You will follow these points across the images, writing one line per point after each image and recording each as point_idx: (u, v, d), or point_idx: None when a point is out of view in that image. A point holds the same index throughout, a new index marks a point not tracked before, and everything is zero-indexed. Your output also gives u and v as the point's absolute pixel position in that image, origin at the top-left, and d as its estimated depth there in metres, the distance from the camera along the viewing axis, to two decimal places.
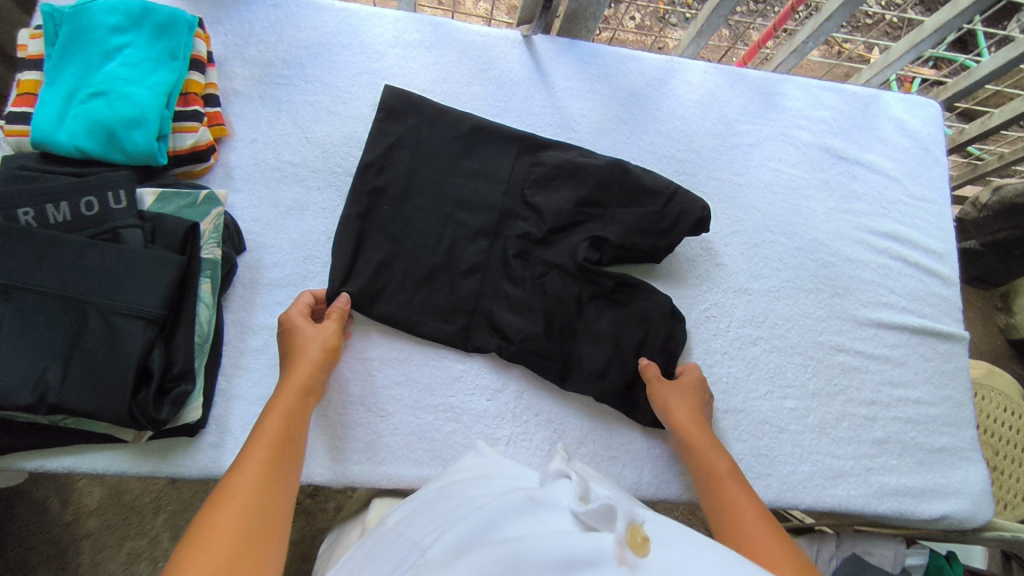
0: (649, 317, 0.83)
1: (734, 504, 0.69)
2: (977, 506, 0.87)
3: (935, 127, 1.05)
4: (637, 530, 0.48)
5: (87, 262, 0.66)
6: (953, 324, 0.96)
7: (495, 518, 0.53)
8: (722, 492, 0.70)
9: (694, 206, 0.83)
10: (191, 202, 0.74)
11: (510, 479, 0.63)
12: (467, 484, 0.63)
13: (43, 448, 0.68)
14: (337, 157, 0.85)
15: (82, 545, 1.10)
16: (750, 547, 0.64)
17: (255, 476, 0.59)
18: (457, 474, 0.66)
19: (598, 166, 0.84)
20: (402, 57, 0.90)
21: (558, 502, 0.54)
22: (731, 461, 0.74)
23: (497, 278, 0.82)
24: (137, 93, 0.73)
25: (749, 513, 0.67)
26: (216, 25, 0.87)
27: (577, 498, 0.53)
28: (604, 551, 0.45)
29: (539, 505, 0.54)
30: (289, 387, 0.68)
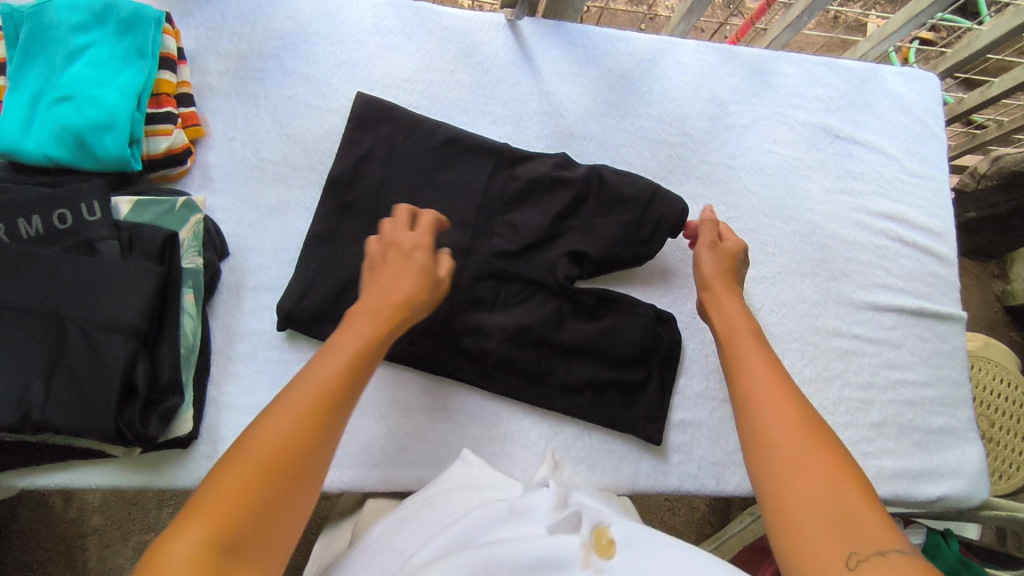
0: (632, 327, 0.83)
1: (749, 353, 0.69)
2: (973, 486, 0.88)
3: (934, 100, 1.02)
4: (603, 533, 0.48)
5: (63, 277, 0.64)
6: (951, 303, 0.95)
7: (478, 526, 0.54)
8: (738, 342, 0.71)
9: (674, 209, 0.83)
10: (168, 209, 0.71)
11: (496, 491, 0.63)
12: (456, 494, 0.63)
13: (33, 466, 0.68)
14: (319, 154, 0.82)
15: (88, 540, 1.10)
16: (753, 389, 0.64)
17: (298, 406, 0.53)
18: (442, 487, 0.65)
19: (575, 177, 0.83)
20: (383, 46, 0.87)
21: (532, 511, 0.54)
22: (753, 317, 0.75)
23: (477, 293, 0.81)
24: (104, 96, 0.70)
25: (764, 363, 0.67)
26: (186, 17, 0.83)
27: (552, 506, 0.53)
28: (570, 556, 0.46)
29: (516, 513, 0.54)
30: (360, 312, 0.65)
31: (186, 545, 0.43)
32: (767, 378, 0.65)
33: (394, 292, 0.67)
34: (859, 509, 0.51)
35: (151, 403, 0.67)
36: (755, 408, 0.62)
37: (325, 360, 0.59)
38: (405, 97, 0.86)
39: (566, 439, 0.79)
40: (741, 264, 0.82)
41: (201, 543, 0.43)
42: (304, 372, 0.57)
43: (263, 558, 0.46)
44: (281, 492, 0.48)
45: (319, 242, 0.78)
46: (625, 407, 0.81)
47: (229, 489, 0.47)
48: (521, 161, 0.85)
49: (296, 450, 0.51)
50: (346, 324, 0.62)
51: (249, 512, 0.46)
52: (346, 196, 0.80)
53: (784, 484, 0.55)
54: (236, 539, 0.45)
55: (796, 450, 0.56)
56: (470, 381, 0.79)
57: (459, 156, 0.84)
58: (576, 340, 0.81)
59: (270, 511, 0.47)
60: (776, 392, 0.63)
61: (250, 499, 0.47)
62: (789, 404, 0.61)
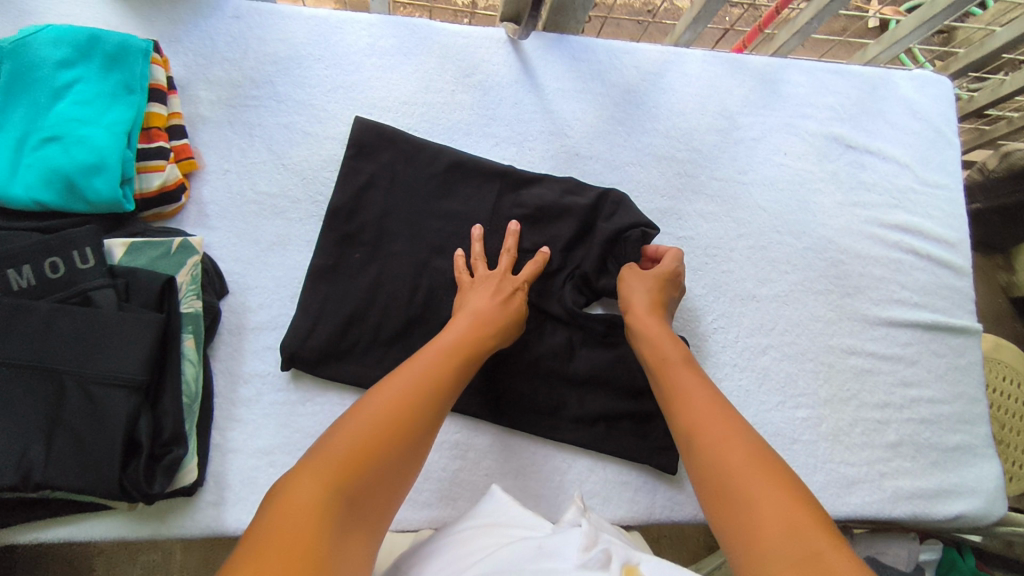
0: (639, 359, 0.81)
1: (687, 392, 0.67)
2: (991, 504, 0.86)
3: (947, 106, 1.00)
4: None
5: (59, 328, 0.62)
6: (966, 316, 0.94)
7: (502, 567, 0.51)
8: (674, 381, 0.69)
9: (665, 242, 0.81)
10: (164, 251, 0.69)
11: (520, 528, 0.61)
12: (480, 534, 0.61)
13: (35, 521, 0.66)
14: (318, 184, 0.79)
15: (95, 562, 1.08)
16: (696, 430, 0.62)
17: (401, 389, 0.58)
18: (467, 523, 0.64)
19: (580, 205, 0.81)
20: (379, 67, 0.84)
21: (560, 550, 0.51)
22: (687, 352, 0.72)
23: None
24: (93, 136, 0.67)
25: (703, 400, 0.65)
26: (175, 44, 0.79)
27: (579, 545, 0.51)
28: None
29: (544, 553, 0.51)
30: (461, 316, 0.70)
31: (312, 487, 0.46)
32: (708, 416, 0.62)
33: (493, 307, 0.71)
34: (820, 538, 0.47)
35: (155, 456, 0.65)
36: (702, 448, 0.60)
37: (429, 355, 0.64)
38: (404, 120, 0.83)
39: (579, 473, 0.78)
40: (672, 292, 0.78)
41: (324, 486, 0.47)
42: (409, 364, 0.63)
43: (372, 517, 0.49)
44: (391, 464, 0.52)
45: (320, 278, 0.75)
46: (639, 438, 0.79)
47: (344, 446, 0.51)
48: (526, 184, 0.82)
49: (404, 429, 0.55)
50: (444, 326, 0.67)
51: (364, 470, 0.50)
52: (346, 227, 0.78)
53: (748, 525, 0.51)
54: (353, 493, 0.48)
55: (749, 487, 0.53)
56: (479, 417, 0.77)
57: (463, 182, 0.81)
58: (584, 373, 0.80)
59: (381, 477, 0.51)
60: (717, 416, 0.62)
61: (365, 462, 0.51)
62: (735, 439, 0.58)
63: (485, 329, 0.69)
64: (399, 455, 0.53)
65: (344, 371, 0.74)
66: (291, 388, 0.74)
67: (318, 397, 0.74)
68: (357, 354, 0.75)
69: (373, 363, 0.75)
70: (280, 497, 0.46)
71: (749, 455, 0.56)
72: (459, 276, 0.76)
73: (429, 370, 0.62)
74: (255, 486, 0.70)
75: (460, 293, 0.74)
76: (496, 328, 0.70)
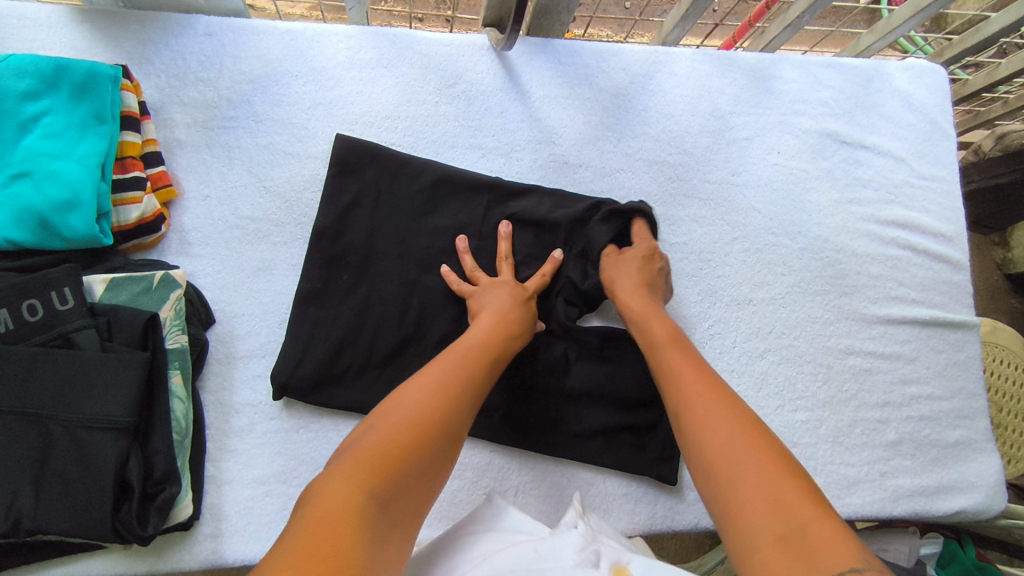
0: (637, 370, 0.80)
1: (676, 368, 0.65)
2: (991, 498, 0.86)
3: (942, 96, 0.98)
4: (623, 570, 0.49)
5: (41, 373, 0.60)
6: (965, 310, 0.93)
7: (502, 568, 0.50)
8: (663, 358, 0.67)
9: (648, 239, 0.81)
10: (145, 286, 0.67)
11: (523, 534, 0.59)
12: (480, 539, 0.58)
13: (29, 564, 0.65)
14: (302, 206, 0.77)
15: None
16: (686, 409, 0.60)
17: (429, 382, 0.57)
18: (468, 528, 0.61)
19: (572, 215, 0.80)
20: (359, 81, 0.81)
21: (557, 552, 0.51)
22: (676, 327, 0.70)
23: None
24: (65, 170, 0.65)
25: (692, 377, 0.63)
26: (146, 66, 0.77)
27: (576, 547, 0.51)
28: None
29: (542, 555, 0.51)
30: (484, 313, 0.68)
31: (346, 490, 0.45)
32: (698, 393, 0.60)
33: (509, 307, 0.69)
34: (814, 522, 0.46)
35: (148, 495, 0.64)
36: (694, 426, 0.58)
37: (458, 353, 0.62)
38: (387, 135, 0.81)
39: (580, 487, 0.77)
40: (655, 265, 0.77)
41: (355, 485, 0.46)
42: (440, 358, 0.61)
43: (406, 521, 0.48)
44: (424, 465, 0.51)
45: (305, 303, 0.74)
46: (638, 451, 0.79)
47: (375, 443, 0.50)
48: (515, 197, 0.80)
49: (436, 428, 0.53)
50: (475, 320, 0.66)
51: (396, 467, 0.49)
52: (333, 249, 0.76)
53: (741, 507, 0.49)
54: (386, 494, 0.47)
55: (740, 466, 0.52)
56: (476, 436, 0.76)
57: (450, 196, 0.79)
58: (582, 387, 0.79)
59: (413, 479, 0.50)
60: (709, 393, 0.60)
61: (399, 464, 0.49)
62: (726, 417, 0.57)
63: (506, 328, 0.67)
64: (432, 458, 0.52)
65: (335, 397, 0.72)
66: (283, 416, 0.72)
67: (313, 424, 0.72)
68: (347, 379, 0.73)
69: (366, 387, 0.73)
70: (313, 501, 0.45)
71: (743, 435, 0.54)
72: (461, 292, 0.74)
73: (461, 367, 0.60)
74: (253, 517, 0.69)
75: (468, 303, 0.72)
76: (515, 328, 0.68)
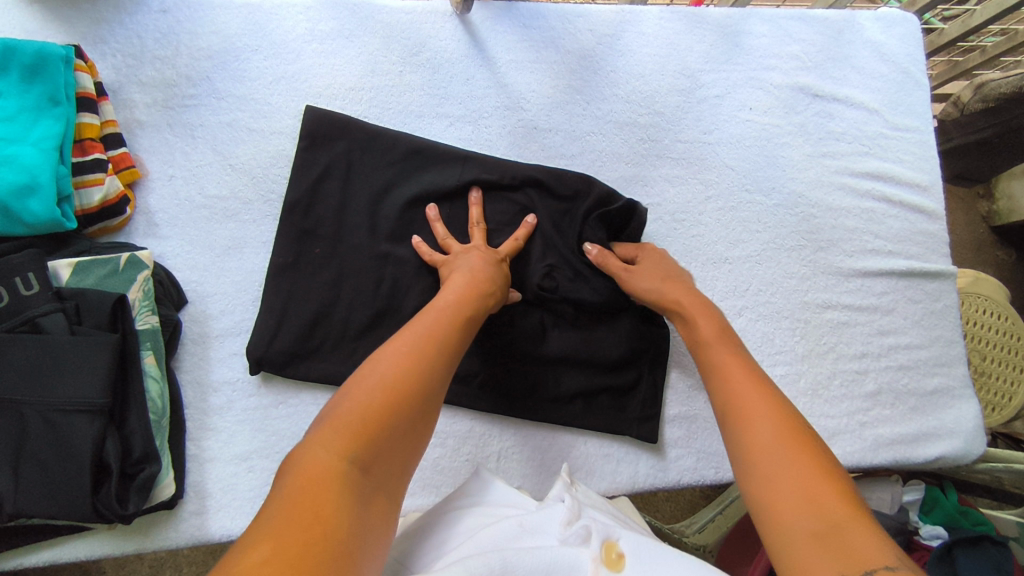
0: (614, 332, 0.80)
1: (719, 365, 0.64)
2: (970, 443, 0.87)
3: (914, 45, 0.97)
4: (612, 547, 0.46)
5: (11, 359, 0.60)
6: (941, 260, 0.93)
7: (487, 545, 0.48)
8: (712, 353, 0.65)
9: (638, 219, 0.78)
10: (112, 269, 0.67)
11: (510, 506, 0.58)
12: (467, 515, 0.56)
13: (15, 549, 0.65)
14: (268, 182, 0.77)
15: (102, 563, 0.99)
16: (730, 403, 0.58)
17: (409, 346, 0.57)
18: (456, 501, 0.60)
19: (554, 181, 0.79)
20: (321, 53, 0.80)
21: (544, 525, 0.49)
22: (723, 324, 0.69)
23: None
24: (21, 153, 0.64)
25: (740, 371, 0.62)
26: (101, 46, 0.76)
27: (563, 519, 0.49)
28: (579, 567, 0.44)
29: (527, 530, 0.49)
30: (456, 277, 0.68)
31: (329, 459, 0.45)
32: (748, 392, 0.58)
33: (481, 274, 0.69)
34: (847, 519, 0.44)
35: (128, 475, 0.64)
36: (737, 418, 0.56)
37: (431, 315, 0.62)
38: (352, 107, 0.80)
39: (562, 450, 0.78)
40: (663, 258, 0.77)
41: (338, 454, 0.46)
42: (416, 321, 0.61)
43: (391, 481, 0.48)
44: (403, 429, 0.51)
45: (277, 280, 0.73)
46: (617, 412, 0.79)
47: (357, 409, 0.50)
48: (489, 165, 0.79)
49: (415, 392, 0.53)
50: (444, 282, 0.66)
51: (379, 433, 0.49)
52: (304, 222, 0.75)
53: (774, 498, 0.48)
54: (366, 460, 0.47)
55: (781, 461, 0.50)
56: (457, 404, 0.76)
57: (424, 167, 0.78)
58: (560, 352, 0.78)
59: (394, 445, 0.50)
60: (750, 386, 0.59)
61: (382, 433, 0.49)
62: (770, 417, 0.54)
63: (477, 292, 0.66)
64: (410, 421, 0.51)
65: (308, 373, 0.72)
66: (260, 394, 0.72)
67: (291, 399, 0.73)
68: (322, 353, 0.73)
69: (341, 362, 0.73)
70: (294, 467, 0.45)
71: (785, 427, 0.53)
72: (431, 260, 0.73)
73: (434, 329, 0.60)
74: (237, 493, 0.69)
75: (441, 272, 0.72)
76: (485, 293, 0.67)
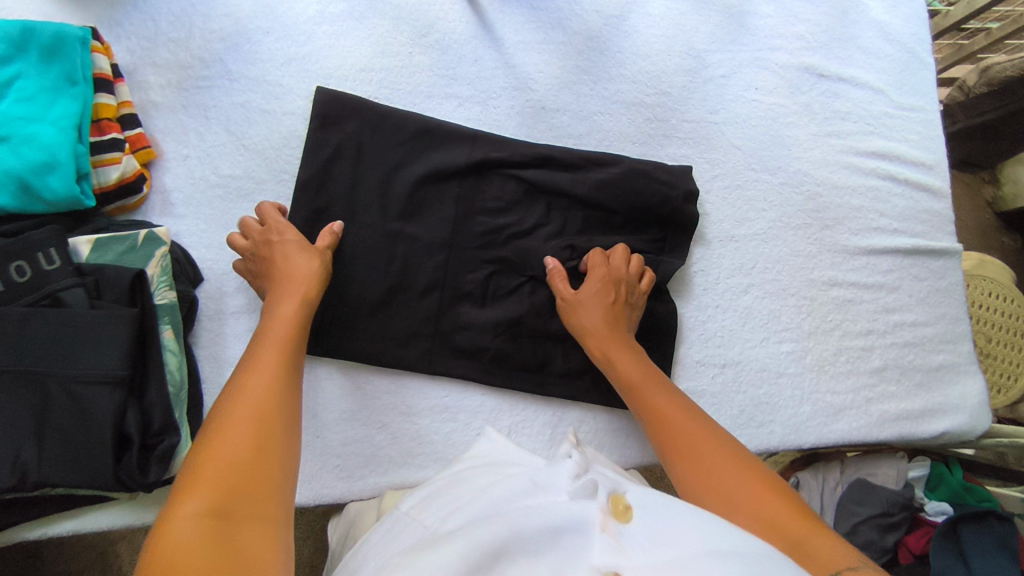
0: None
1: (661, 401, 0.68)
2: (976, 419, 0.88)
3: (919, 25, 0.97)
4: (619, 499, 0.47)
5: (33, 331, 0.61)
6: (947, 238, 0.93)
7: (500, 502, 0.49)
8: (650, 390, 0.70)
9: (652, 193, 0.81)
10: (130, 245, 0.68)
11: (518, 463, 0.59)
12: (479, 475, 0.58)
13: (39, 519, 0.66)
14: (281, 162, 0.78)
15: (120, 546, 1.03)
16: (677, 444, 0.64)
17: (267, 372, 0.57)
18: (467, 463, 0.63)
19: (565, 159, 0.81)
20: (331, 35, 0.81)
21: (553, 482, 0.51)
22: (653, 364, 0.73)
23: (464, 288, 0.78)
24: (41, 132, 0.65)
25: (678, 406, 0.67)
26: (116, 28, 0.77)
27: (570, 475, 0.50)
28: (588, 519, 0.45)
29: (537, 487, 0.51)
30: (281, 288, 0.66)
31: (195, 526, 0.41)
32: (684, 426, 0.65)
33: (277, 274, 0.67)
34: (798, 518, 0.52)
35: (149, 447, 0.66)
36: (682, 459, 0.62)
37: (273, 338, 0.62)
38: (363, 87, 0.81)
39: (572, 425, 0.79)
40: (618, 289, 0.76)
41: (209, 501, 0.44)
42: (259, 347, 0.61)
43: (267, 492, 0.47)
44: (265, 449, 0.50)
45: None
46: None
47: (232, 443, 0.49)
48: (498, 145, 0.80)
49: (275, 413, 0.53)
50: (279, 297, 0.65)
51: (244, 463, 0.48)
52: (317, 200, 0.75)
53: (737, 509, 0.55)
54: (234, 512, 0.44)
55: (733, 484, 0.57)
56: (468, 378, 0.77)
57: (433, 146, 0.79)
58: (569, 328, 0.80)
59: (266, 461, 0.49)
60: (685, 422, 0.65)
61: (249, 478, 0.47)
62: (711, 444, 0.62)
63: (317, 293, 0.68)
64: (273, 439, 0.51)
65: (323, 349, 0.74)
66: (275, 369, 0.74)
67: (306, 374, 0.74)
68: (337, 329, 0.75)
69: (354, 340, 0.75)
70: (156, 550, 0.40)
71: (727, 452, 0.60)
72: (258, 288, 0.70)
73: (278, 358, 0.59)
74: None
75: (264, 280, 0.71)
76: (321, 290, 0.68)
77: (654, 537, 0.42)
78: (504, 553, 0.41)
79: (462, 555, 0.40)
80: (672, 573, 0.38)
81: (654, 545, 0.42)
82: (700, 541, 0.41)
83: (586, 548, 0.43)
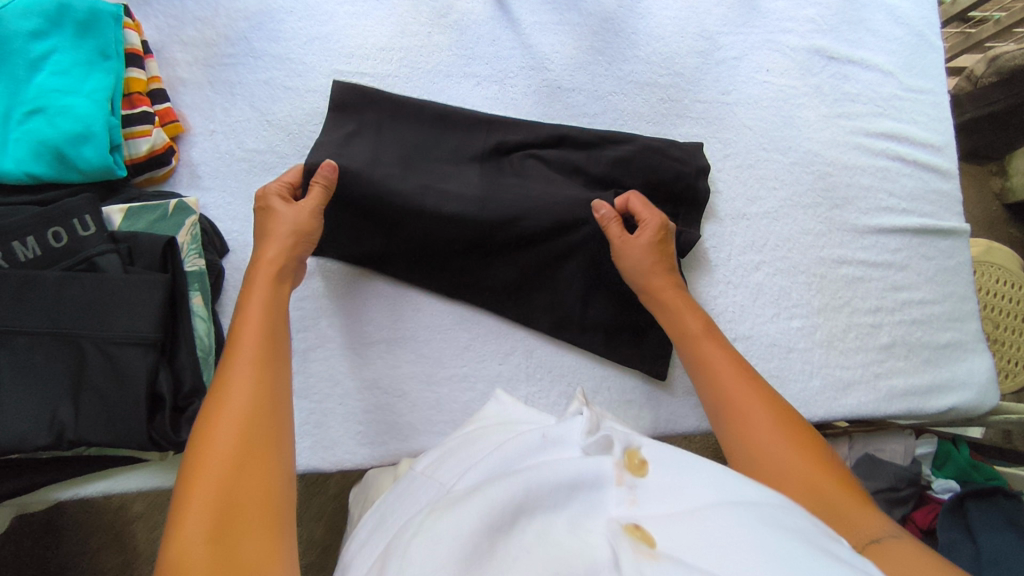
0: None
1: (709, 360, 0.68)
2: (982, 395, 0.89)
3: (928, 9, 0.99)
4: (634, 454, 0.47)
5: (70, 294, 0.64)
6: (954, 219, 0.95)
7: (512, 459, 0.51)
8: (700, 348, 0.69)
9: (667, 168, 0.82)
10: (161, 214, 0.71)
11: (528, 423, 0.61)
12: (492, 434, 0.60)
13: (72, 478, 0.69)
14: (304, 138, 0.80)
15: (135, 527, 1.05)
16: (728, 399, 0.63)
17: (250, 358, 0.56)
18: (478, 424, 0.64)
19: (581, 136, 0.82)
20: (353, 15, 0.84)
21: (565, 437, 0.52)
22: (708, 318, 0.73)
23: (482, 260, 0.80)
24: (76, 104, 0.68)
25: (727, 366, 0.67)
26: (146, 8, 0.80)
27: (584, 430, 0.51)
28: (604, 474, 0.45)
29: (550, 441, 0.52)
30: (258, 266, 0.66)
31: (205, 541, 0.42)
32: (735, 385, 0.64)
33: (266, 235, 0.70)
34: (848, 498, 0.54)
35: (178, 408, 0.68)
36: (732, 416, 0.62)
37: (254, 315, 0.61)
38: (384, 66, 0.83)
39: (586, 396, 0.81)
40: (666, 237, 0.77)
41: (212, 513, 0.44)
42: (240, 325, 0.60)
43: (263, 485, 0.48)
44: (258, 440, 0.50)
45: None
46: (638, 360, 0.81)
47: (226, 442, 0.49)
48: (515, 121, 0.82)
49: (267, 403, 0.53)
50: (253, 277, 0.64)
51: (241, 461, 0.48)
52: None
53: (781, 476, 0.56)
54: (239, 520, 0.45)
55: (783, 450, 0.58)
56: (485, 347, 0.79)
57: (452, 123, 0.81)
58: (584, 301, 0.81)
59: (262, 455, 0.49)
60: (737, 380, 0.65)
61: (247, 476, 0.47)
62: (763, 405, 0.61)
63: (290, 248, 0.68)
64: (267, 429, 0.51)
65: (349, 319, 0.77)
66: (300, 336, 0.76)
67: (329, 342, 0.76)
68: None
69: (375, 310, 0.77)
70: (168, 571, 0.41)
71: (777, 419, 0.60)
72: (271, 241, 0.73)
73: (260, 336, 0.59)
74: None
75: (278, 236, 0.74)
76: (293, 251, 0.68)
77: (667, 491, 0.44)
78: (522, 511, 0.42)
79: (479, 515, 0.41)
80: (689, 521, 0.40)
81: (669, 499, 0.43)
82: (714, 494, 0.43)
83: (602, 500, 0.44)
